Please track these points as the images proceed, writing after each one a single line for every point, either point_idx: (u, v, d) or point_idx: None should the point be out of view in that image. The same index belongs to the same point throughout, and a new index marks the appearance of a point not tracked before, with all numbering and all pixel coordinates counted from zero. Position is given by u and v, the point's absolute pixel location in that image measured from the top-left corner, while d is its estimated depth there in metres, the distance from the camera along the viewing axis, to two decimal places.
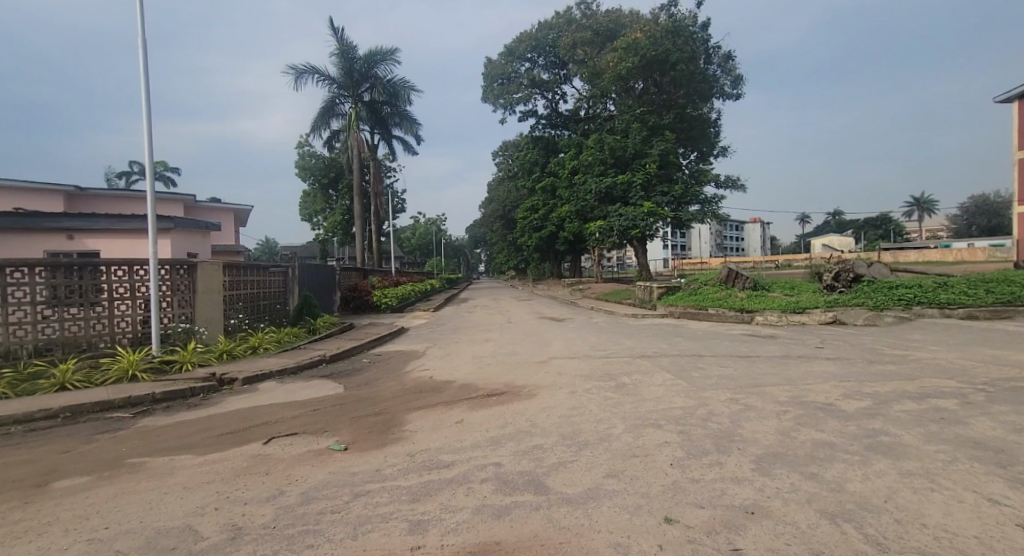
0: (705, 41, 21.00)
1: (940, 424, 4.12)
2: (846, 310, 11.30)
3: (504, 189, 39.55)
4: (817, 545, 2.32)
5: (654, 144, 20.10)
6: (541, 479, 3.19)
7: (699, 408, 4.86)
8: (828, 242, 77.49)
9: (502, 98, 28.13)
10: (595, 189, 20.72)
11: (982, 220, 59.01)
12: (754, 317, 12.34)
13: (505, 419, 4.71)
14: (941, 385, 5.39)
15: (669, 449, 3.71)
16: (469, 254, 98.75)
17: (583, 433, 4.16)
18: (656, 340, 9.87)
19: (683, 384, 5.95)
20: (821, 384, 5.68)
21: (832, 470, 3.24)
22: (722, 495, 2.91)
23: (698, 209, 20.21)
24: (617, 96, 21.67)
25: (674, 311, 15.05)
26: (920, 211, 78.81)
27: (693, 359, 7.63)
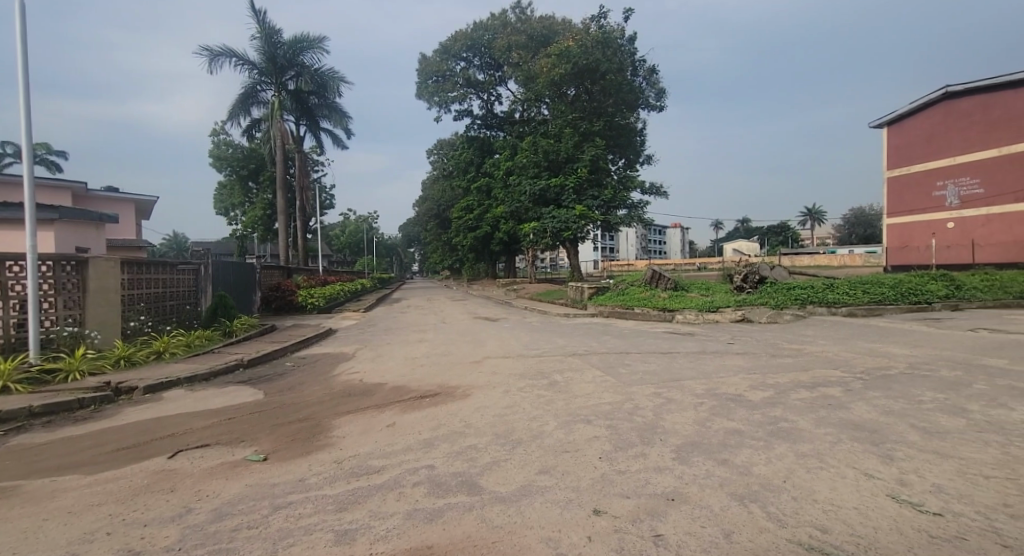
0: (632, 54, 22.01)
1: (828, 409, 4.65)
2: (753, 309, 12.38)
3: (438, 187, 39.02)
4: (728, 526, 2.52)
5: (586, 149, 20.83)
6: (474, 479, 3.19)
7: (626, 402, 5.10)
8: (738, 248, 84.47)
9: (436, 96, 27.76)
10: (529, 191, 21.15)
11: (860, 229, 67.33)
12: (674, 316, 13.20)
13: (438, 420, 4.66)
14: (829, 375, 6.09)
15: (598, 443, 3.87)
16: (401, 253, 96.51)
17: (516, 431, 4.22)
18: (586, 338, 10.25)
19: (611, 380, 6.21)
20: (732, 377, 6.18)
21: (741, 455, 3.54)
22: (645, 484, 3.07)
23: (625, 213, 21.16)
24: (550, 101, 22.21)
25: (603, 311, 15.69)
26: (814, 221, 88.16)
27: (620, 356, 7.99)
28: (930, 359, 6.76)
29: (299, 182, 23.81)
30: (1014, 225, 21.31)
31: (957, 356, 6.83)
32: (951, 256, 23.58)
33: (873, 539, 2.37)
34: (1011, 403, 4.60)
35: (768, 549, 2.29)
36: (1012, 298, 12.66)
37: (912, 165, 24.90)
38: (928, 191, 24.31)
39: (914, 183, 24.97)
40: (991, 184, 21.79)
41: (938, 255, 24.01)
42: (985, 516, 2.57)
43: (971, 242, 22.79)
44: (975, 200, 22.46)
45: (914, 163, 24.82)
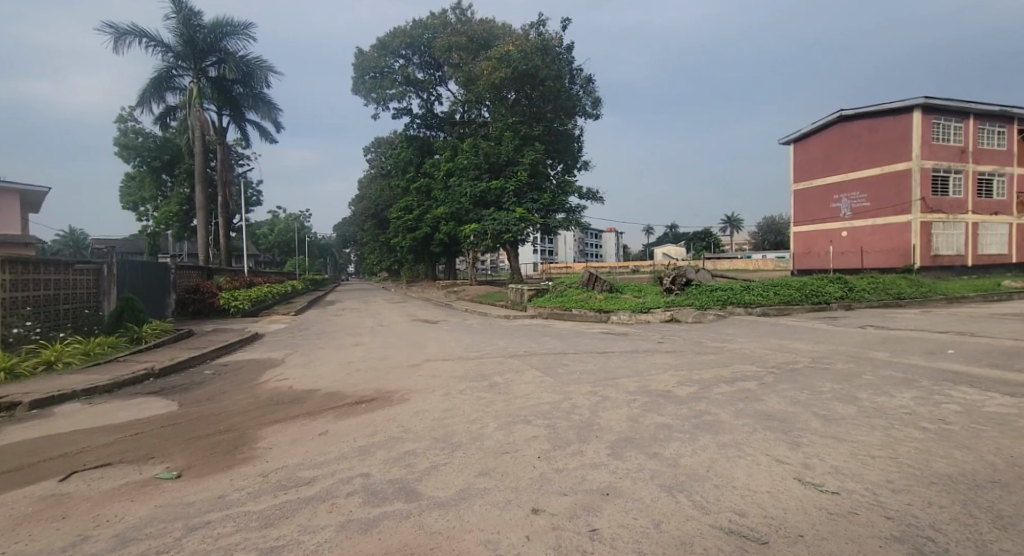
0: (570, 63, 22.50)
1: (745, 402, 5.03)
2: (680, 310, 13.09)
3: (375, 186, 37.97)
4: (659, 516, 2.65)
5: (526, 153, 21.13)
6: (412, 485, 3.13)
7: (564, 402, 5.21)
8: (667, 252, 89.27)
9: (374, 93, 26.96)
10: (470, 192, 21.13)
11: (772, 236, 73.55)
12: (609, 317, 13.71)
13: (374, 426, 4.51)
14: (746, 370, 6.59)
15: (536, 443, 3.92)
16: (336, 254, 92.66)
17: (456, 434, 4.18)
18: (525, 339, 10.37)
19: (549, 380, 6.33)
20: (662, 374, 6.52)
21: (669, 448, 3.74)
22: (582, 481, 3.16)
23: (564, 217, 21.66)
24: (490, 103, 22.33)
25: (542, 312, 16.00)
26: (733, 229, 95.22)
27: (559, 356, 8.16)
28: (829, 353, 7.51)
29: (220, 177, 22.11)
30: (893, 235, 24.12)
31: (852, 351, 7.63)
32: (844, 262, 26.32)
33: (783, 519, 2.60)
34: (893, 390, 5.23)
35: (694, 535, 2.43)
36: (894, 298, 14.37)
37: (813, 179, 27.60)
38: (827, 203, 27.08)
39: (816, 195, 27.68)
40: (876, 198, 24.57)
41: (835, 260, 26.76)
42: (873, 491, 2.90)
43: (860, 249, 25.61)
44: (863, 212, 25.19)
45: (815, 177, 27.53)
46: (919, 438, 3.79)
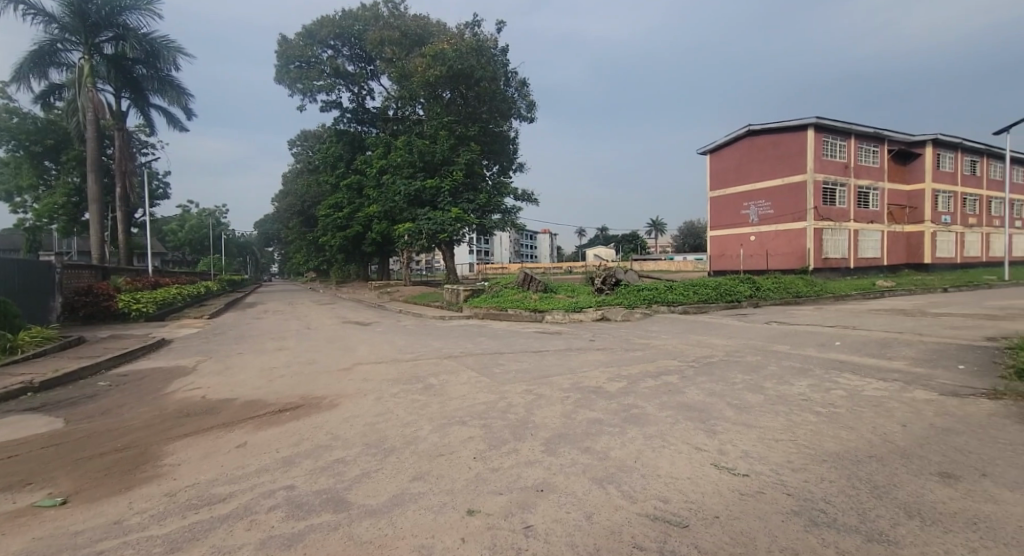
0: (505, 65, 22.60)
1: (668, 394, 5.35)
2: (611, 309, 13.60)
3: (301, 182, 36.00)
4: (590, 508, 2.74)
5: (461, 153, 21.03)
6: (341, 494, 3.00)
7: (499, 401, 5.24)
8: (598, 254, 92.53)
9: (299, 83, 25.55)
10: (404, 191, 20.67)
11: (691, 240, 78.80)
12: (544, 316, 13.98)
13: (300, 435, 4.28)
14: (669, 364, 7.01)
15: (472, 444, 3.90)
16: (257, 253, 86.68)
17: (389, 439, 4.07)
18: (461, 340, 10.29)
19: (485, 380, 6.32)
20: (593, 371, 6.76)
21: (600, 442, 3.88)
22: (517, 479, 3.19)
23: (500, 218, 21.80)
24: (425, 101, 22.00)
25: (478, 313, 15.98)
26: (658, 232, 100.80)
27: (494, 356, 8.20)
28: (741, 347, 8.16)
29: (118, 166, 19.90)
30: (792, 240, 26.69)
31: (759, 345, 8.35)
32: (753, 264, 28.71)
33: (702, 502, 2.79)
34: (793, 379, 5.80)
35: (622, 524, 2.55)
36: (793, 296, 15.91)
37: (727, 187, 29.91)
38: (738, 210, 29.43)
39: (729, 202, 30.01)
40: (779, 206, 27.07)
41: (745, 262, 29.14)
42: (777, 471, 3.20)
43: (765, 252, 28.13)
44: (769, 218, 27.68)
45: (729, 186, 29.85)
46: (814, 422, 4.24)
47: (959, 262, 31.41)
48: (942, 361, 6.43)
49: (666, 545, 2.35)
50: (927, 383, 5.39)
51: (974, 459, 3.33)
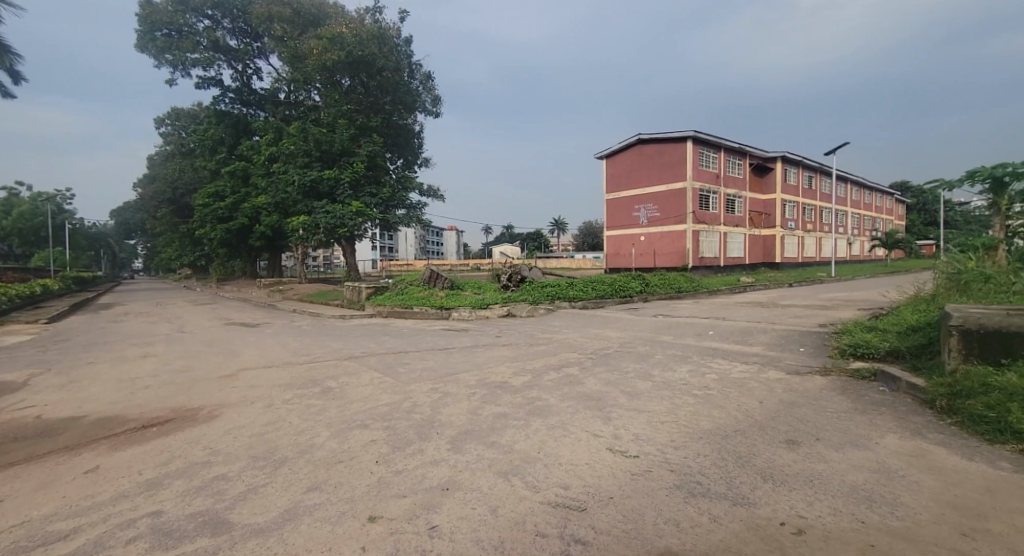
0: (409, 57, 21.82)
1: (569, 386, 5.61)
2: (516, 305, 13.90)
3: (172, 166, 31.80)
4: (495, 502, 2.78)
5: (362, 145, 20.04)
6: (222, 515, 2.70)
7: (403, 401, 5.10)
8: (503, 252, 93.92)
9: (168, 54, 22.50)
10: (297, 181, 19.23)
11: (589, 239, 83.49)
12: (451, 313, 13.87)
13: (171, 451, 3.80)
14: (570, 357, 7.36)
15: (374, 447, 3.75)
16: (115, 247, 74.70)
17: (280, 449, 3.77)
18: (362, 340, 9.83)
19: (388, 381, 6.10)
20: (499, 366, 6.86)
21: (506, 436, 3.94)
22: (422, 480, 3.13)
23: (404, 213, 21.20)
24: (321, 86, 20.67)
25: (381, 311, 15.38)
26: (559, 231, 105.08)
27: (398, 355, 7.97)
28: (633, 339, 8.81)
29: None
30: (675, 240, 29.45)
31: (648, 336, 9.08)
32: (643, 262, 31.17)
33: (598, 485, 2.97)
34: (676, 366, 6.41)
35: (526, 514, 2.62)
36: (676, 291, 17.55)
37: (621, 191, 32.13)
38: (630, 212, 31.74)
39: (622, 204, 32.24)
40: (665, 209, 29.70)
41: (637, 261, 31.53)
42: (663, 451, 3.50)
43: (653, 251, 30.69)
44: (656, 221, 30.25)
45: (622, 189, 32.07)
46: (692, 404, 4.72)
47: (800, 261, 37.21)
48: (789, 345, 7.54)
49: (566, 529, 2.46)
50: (777, 364, 6.29)
51: (812, 426, 3.95)
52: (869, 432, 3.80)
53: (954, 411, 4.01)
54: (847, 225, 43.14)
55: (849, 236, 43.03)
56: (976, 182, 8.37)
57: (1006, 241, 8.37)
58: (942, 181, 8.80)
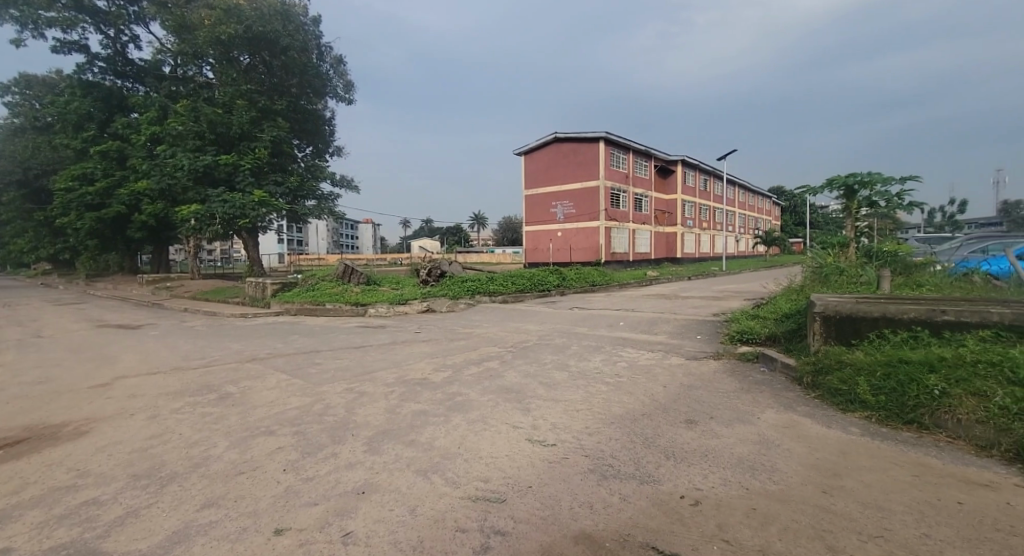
0: (318, 37, 20.36)
1: (489, 380, 5.64)
2: (435, 299, 13.68)
3: (23, 142, 27.11)
4: (415, 502, 2.72)
5: (265, 129, 18.43)
6: (92, 545, 2.37)
7: (315, 404, 4.82)
8: (423, 246, 91.82)
9: (14, 9, 19.06)
10: (187, 165, 17.30)
11: (507, 235, 84.75)
12: (367, 310, 13.34)
13: (25, 478, 3.24)
14: (490, 351, 7.40)
15: (281, 454, 3.51)
16: None
17: (169, 464, 3.39)
18: (267, 340, 9.12)
19: (297, 383, 5.71)
20: (418, 362, 6.72)
21: (425, 433, 3.88)
22: (334, 485, 2.97)
23: (314, 204, 20.01)
24: (215, 62, 18.78)
25: (289, 309, 14.37)
26: (479, 226, 104.98)
27: (309, 355, 7.49)
28: (551, 331, 9.07)
29: None
30: (589, 236, 30.83)
31: (565, 328, 9.40)
32: (560, 257, 32.24)
33: (517, 476, 3.03)
34: (590, 356, 6.70)
35: (446, 511, 2.60)
36: (590, 285, 18.33)
37: (538, 187, 32.94)
38: (547, 208, 32.65)
39: (539, 200, 33.10)
40: (580, 206, 30.96)
41: (554, 256, 32.52)
42: (578, 438, 3.65)
43: (569, 247, 31.84)
44: (572, 217, 31.41)
45: (539, 185, 32.89)
46: (604, 391, 4.98)
47: (697, 257, 40.75)
48: (688, 333, 8.23)
49: (485, 522, 2.48)
50: (678, 351, 6.83)
51: (708, 406, 4.35)
52: (753, 408, 4.27)
53: (817, 386, 4.63)
54: (735, 224, 48.00)
55: (737, 235, 47.94)
56: (834, 188, 9.72)
57: (855, 240, 9.84)
58: (809, 187, 10.09)
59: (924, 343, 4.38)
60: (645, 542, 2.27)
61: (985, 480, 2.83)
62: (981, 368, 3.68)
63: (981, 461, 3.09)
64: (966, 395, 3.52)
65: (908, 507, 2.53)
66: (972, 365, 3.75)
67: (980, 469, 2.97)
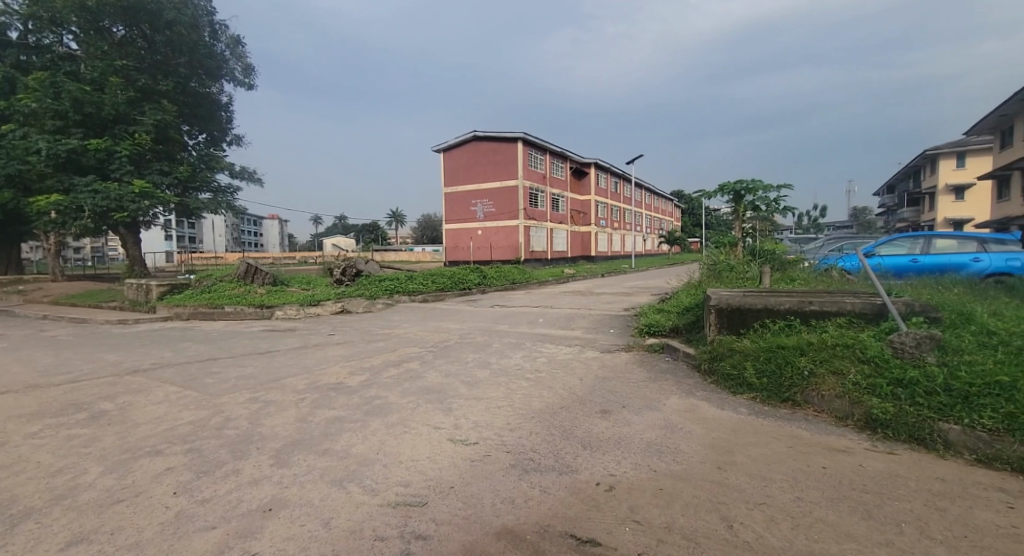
0: (211, 13, 18.38)
1: (409, 381, 5.49)
2: (351, 300, 13.04)
3: None
4: (329, 514, 2.57)
5: (146, 111, 16.23)
6: None
7: (213, 417, 4.37)
8: (336, 244, 87.32)
9: None
10: (45, 149, 14.86)
11: (427, 233, 83.39)
12: (273, 313, 12.40)
13: None
14: (410, 352, 7.23)
15: (170, 476, 3.13)
16: None
17: (24, 498, 2.88)
18: (152, 349, 8.09)
19: (191, 395, 5.13)
20: (332, 367, 6.35)
21: (341, 440, 3.69)
22: (236, 504, 2.72)
23: (209, 198, 18.24)
24: (81, 32, 16.38)
25: (180, 313, 12.90)
26: (397, 224, 101.96)
27: (205, 364, 6.78)
28: (472, 330, 9.04)
29: None
30: (508, 235, 31.24)
31: (486, 326, 9.42)
32: (480, 255, 32.33)
33: (439, 477, 2.98)
34: (511, 354, 6.78)
35: (363, 520, 2.49)
36: (510, 283, 18.55)
37: (457, 185, 32.69)
38: (466, 206, 32.54)
39: (458, 198, 32.88)
40: (499, 205, 31.27)
41: (474, 254, 32.54)
42: (500, 435, 3.67)
43: (489, 245, 32.02)
44: (491, 216, 31.64)
45: (458, 184, 32.69)
46: (525, 387, 5.06)
47: (610, 254, 43.00)
48: (602, 327, 8.64)
49: (406, 527, 2.41)
50: (594, 345, 7.15)
51: (620, 396, 4.60)
52: (660, 396, 4.59)
53: (712, 371, 5.08)
54: (642, 224, 51.36)
55: (644, 234, 51.32)
56: (725, 193, 10.77)
57: (742, 239, 10.97)
58: (704, 191, 11.07)
59: (795, 330, 4.99)
60: (564, 530, 2.33)
61: (843, 446, 3.30)
62: (840, 350, 4.28)
63: (840, 430, 3.59)
64: (828, 374, 4.08)
65: (786, 474, 2.86)
66: (832, 347, 4.35)
67: (840, 437, 3.45)
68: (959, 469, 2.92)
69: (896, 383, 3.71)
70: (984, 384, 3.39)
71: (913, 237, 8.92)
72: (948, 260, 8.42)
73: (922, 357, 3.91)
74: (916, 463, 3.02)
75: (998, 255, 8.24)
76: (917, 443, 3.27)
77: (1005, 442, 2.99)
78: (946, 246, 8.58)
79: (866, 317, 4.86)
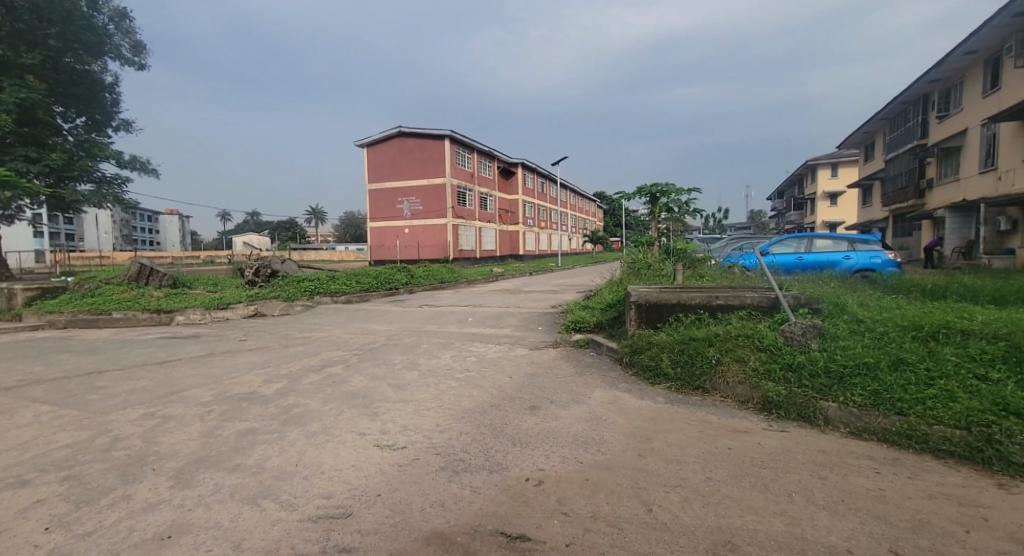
0: None
1: (332, 387, 5.22)
2: (266, 302, 12.14)
3: None
4: (240, 535, 2.37)
5: (4, 87, 13.97)
6: None
7: (98, 438, 3.86)
8: (248, 242, 80.89)
9: None
10: None
11: (350, 232, 79.93)
12: (173, 318, 11.24)
13: None
14: (333, 355, 6.88)
15: (42, 509, 2.72)
16: None
17: None
18: (18, 363, 6.98)
19: (69, 415, 4.48)
20: (244, 375, 5.87)
21: (254, 455, 3.42)
22: (126, 535, 2.41)
23: (90, 189, 16.14)
24: None
25: (56, 321, 11.28)
26: (317, 221, 96.69)
27: (89, 377, 5.98)
28: (399, 331, 8.79)
29: None
30: (436, 233, 30.78)
31: (414, 327, 9.19)
32: (407, 254, 31.56)
33: (365, 485, 2.86)
34: (440, 354, 6.67)
35: (281, 538, 2.33)
36: (439, 282, 18.28)
37: (381, 182, 31.61)
38: (391, 204, 31.57)
39: (383, 195, 31.80)
40: (426, 204, 30.69)
41: (401, 253, 31.68)
42: (429, 437, 3.60)
43: (417, 244, 31.34)
44: (418, 214, 30.98)
45: (383, 181, 31.60)
46: (454, 387, 5.02)
47: (537, 253, 43.87)
48: (531, 325, 8.79)
49: (328, 541, 2.28)
50: (523, 342, 7.25)
51: (549, 392, 4.71)
52: (586, 389, 4.75)
53: (633, 363, 5.36)
54: (568, 224, 53.04)
55: (569, 234, 52.92)
56: (643, 195, 11.38)
57: (659, 239, 11.64)
58: (624, 193, 11.62)
59: (705, 323, 5.39)
60: (494, 528, 2.34)
61: (745, 427, 3.63)
62: (742, 340, 4.69)
63: (742, 413, 3.95)
64: (733, 361, 4.45)
65: (697, 456, 3.09)
66: (735, 337, 4.76)
67: (741, 419, 3.80)
68: (838, 442, 3.32)
69: (787, 368, 4.15)
70: (855, 365, 3.90)
71: (799, 238, 10.01)
72: (827, 258, 9.57)
73: (807, 344, 4.40)
74: (802, 438, 3.40)
75: (863, 254, 9.53)
76: (803, 421, 3.69)
77: (871, 415, 3.44)
78: (824, 246, 9.73)
79: (762, 309, 5.36)
